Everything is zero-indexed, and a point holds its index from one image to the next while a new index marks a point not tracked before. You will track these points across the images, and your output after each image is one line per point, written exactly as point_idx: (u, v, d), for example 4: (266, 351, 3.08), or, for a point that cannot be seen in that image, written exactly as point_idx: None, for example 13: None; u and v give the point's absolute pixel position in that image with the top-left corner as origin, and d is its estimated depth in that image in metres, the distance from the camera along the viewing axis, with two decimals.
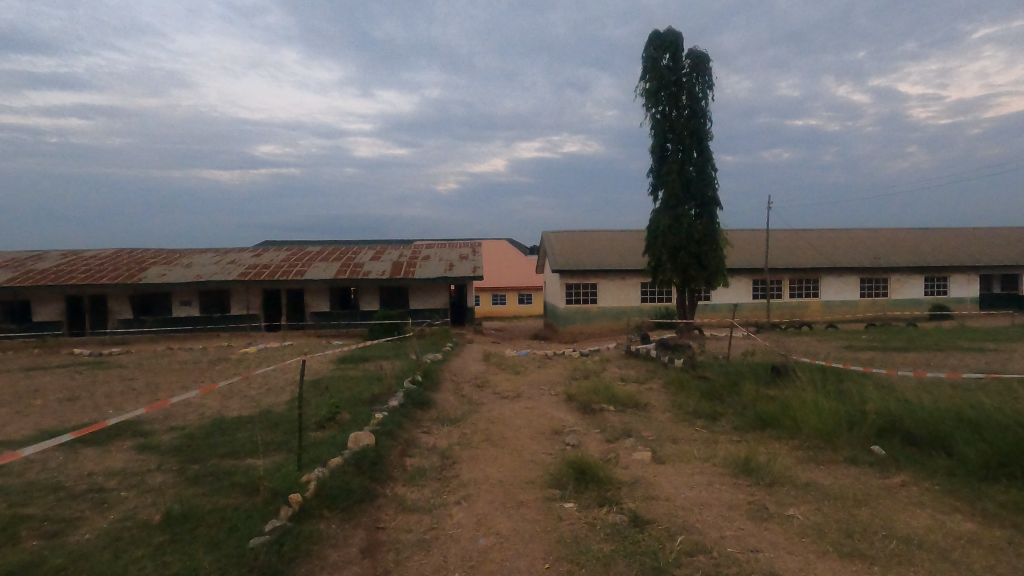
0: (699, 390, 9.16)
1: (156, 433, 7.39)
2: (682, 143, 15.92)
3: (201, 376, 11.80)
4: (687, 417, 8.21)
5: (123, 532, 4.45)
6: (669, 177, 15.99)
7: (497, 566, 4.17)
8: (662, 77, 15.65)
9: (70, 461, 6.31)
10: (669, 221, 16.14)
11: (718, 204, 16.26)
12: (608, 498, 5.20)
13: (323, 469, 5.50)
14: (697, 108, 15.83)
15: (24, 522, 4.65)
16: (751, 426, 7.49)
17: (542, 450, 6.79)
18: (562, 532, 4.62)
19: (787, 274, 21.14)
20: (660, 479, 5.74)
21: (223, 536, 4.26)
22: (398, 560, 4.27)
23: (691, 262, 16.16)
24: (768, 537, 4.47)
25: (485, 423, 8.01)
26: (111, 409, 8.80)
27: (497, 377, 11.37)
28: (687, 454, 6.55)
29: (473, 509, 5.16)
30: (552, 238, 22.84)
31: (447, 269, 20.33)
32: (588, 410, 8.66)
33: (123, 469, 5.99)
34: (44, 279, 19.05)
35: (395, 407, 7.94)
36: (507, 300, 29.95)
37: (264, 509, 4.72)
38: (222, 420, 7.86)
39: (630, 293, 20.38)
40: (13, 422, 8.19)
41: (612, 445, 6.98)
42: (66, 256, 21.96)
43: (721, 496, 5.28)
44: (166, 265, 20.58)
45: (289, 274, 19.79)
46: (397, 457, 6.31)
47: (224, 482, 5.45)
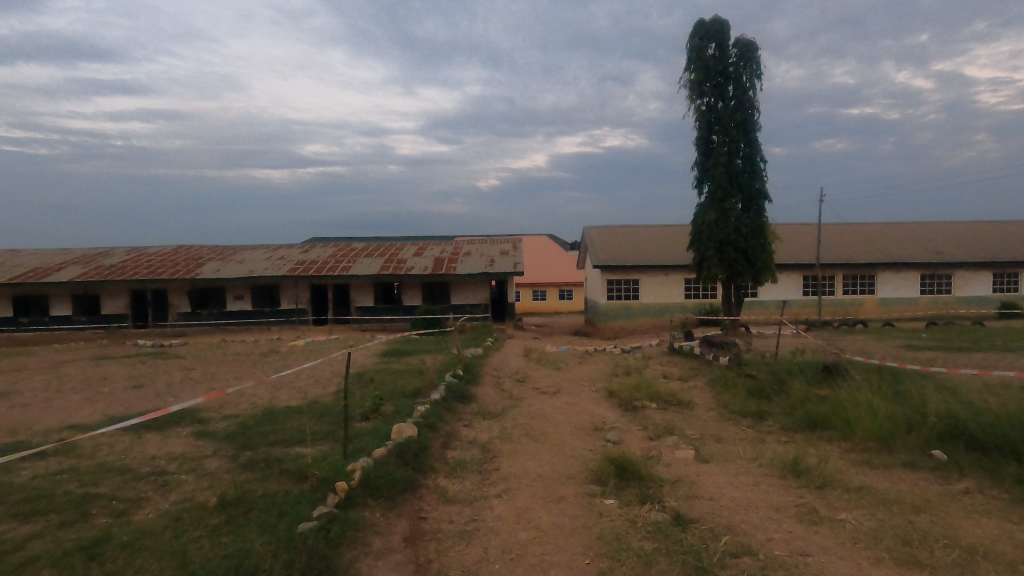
0: (745, 388, 8.91)
1: (211, 421, 7.76)
2: (729, 134, 15.43)
3: (253, 368, 12.26)
4: (732, 416, 8.01)
5: (181, 513, 4.69)
6: (715, 170, 15.54)
7: (537, 559, 4.19)
8: (707, 67, 15.22)
9: (134, 445, 6.68)
10: (715, 216, 15.70)
11: (766, 197, 15.77)
12: (650, 496, 5.14)
13: (368, 458, 5.65)
14: (744, 98, 15.34)
15: (95, 501, 4.98)
16: (800, 427, 7.24)
17: (583, 446, 6.77)
18: (603, 528, 4.60)
19: (841, 270, 20.26)
20: (703, 479, 5.62)
21: (274, 520, 4.43)
22: (439, 550, 4.35)
23: (738, 257, 15.70)
24: (819, 542, 4.31)
25: (524, 417, 8.05)
26: (172, 398, 9.30)
27: (537, 373, 11.40)
28: (733, 454, 6.39)
29: (514, 502, 5.19)
30: (594, 234, 22.67)
31: (488, 265, 20.47)
32: (629, 407, 8.56)
33: (182, 454, 6.32)
34: (111, 274, 20.24)
35: (437, 401, 8.06)
36: (548, 296, 29.89)
37: (312, 496, 4.89)
38: (272, 410, 8.18)
39: (673, 290, 20.00)
40: (85, 408, 8.76)
41: (655, 443, 6.88)
42: (131, 253, 23.28)
43: (768, 498, 5.13)
44: (220, 262, 21.50)
45: (336, 270, 20.33)
46: (439, 450, 6.42)
47: (274, 469, 5.67)
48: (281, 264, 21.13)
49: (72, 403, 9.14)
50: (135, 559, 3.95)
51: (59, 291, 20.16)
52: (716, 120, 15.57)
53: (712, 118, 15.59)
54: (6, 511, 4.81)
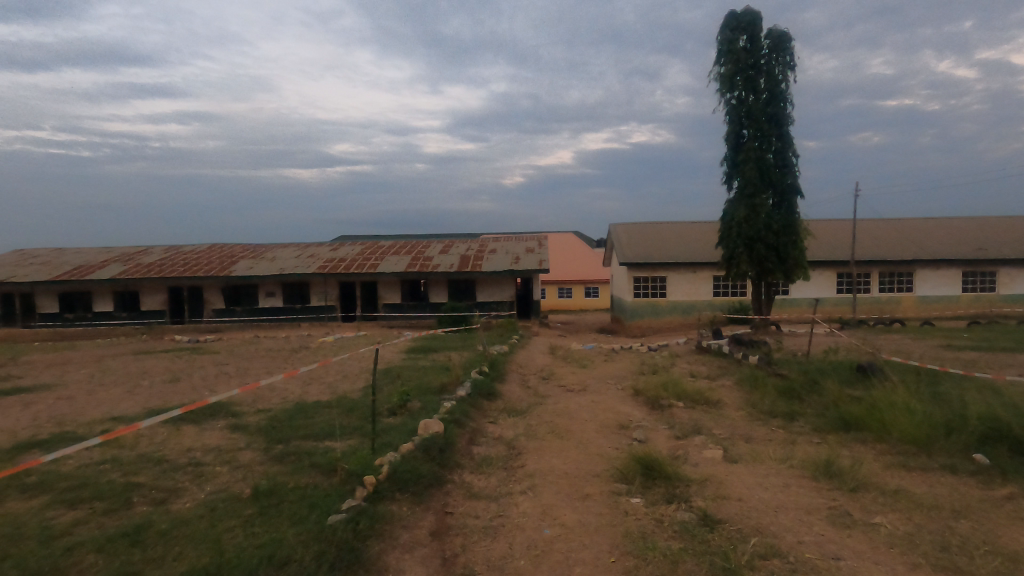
0: (776, 387, 8.73)
1: (245, 414, 7.99)
2: (760, 129, 15.11)
3: (284, 363, 12.54)
4: (762, 416, 7.87)
5: (216, 504, 4.84)
6: (745, 165, 15.25)
7: (562, 556, 4.20)
8: (738, 59, 14.92)
9: (172, 437, 6.92)
10: (746, 212, 15.41)
11: (799, 192, 15.41)
12: (676, 495, 5.09)
13: (395, 453, 5.74)
14: (777, 91, 14.99)
15: (136, 490, 5.18)
16: (833, 428, 7.06)
17: (608, 444, 6.74)
18: (629, 527, 4.57)
19: (877, 267, 19.65)
20: (731, 479, 5.54)
21: (305, 512, 4.54)
22: (465, 544, 4.40)
23: (769, 254, 15.37)
24: (852, 546, 4.21)
25: (550, 415, 8.04)
26: (207, 392, 9.59)
27: (563, 370, 11.40)
28: (762, 454, 6.28)
29: (538, 499, 5.20)
30: (620, 231, 22.48)
31: (514, 262, 20.50)
32: (656, 405, 8.48)
33: (217, 446, 6.53)
34: (150, 271, 20.94)
35: (463, 397, 8.13)
36: (573, 293, 29.79)
37: (341, 489, 4.99)
38: (303, 404, 8.37)
39: (701, 287, 19.71)
40: (126, 400, 9.11)
41: (681, 442, 6.80)
42: (169, 251, 24.03)
43: (798, 500, 5.02)
44: (253, 259, 22.04)
45: (363, 267, 20.66)
46: (465, 445, 6.48)
47: (305, 462, 5.81)
48: (311, 261, 21.54)
49: (113, 395, 9.50)
50: (173, 546, 4.10)
51: (101, 287, 20.97)
52: (747, 114, 15.25)
53: (743, 112, 15.28)
54: (54, 498, 5.04)
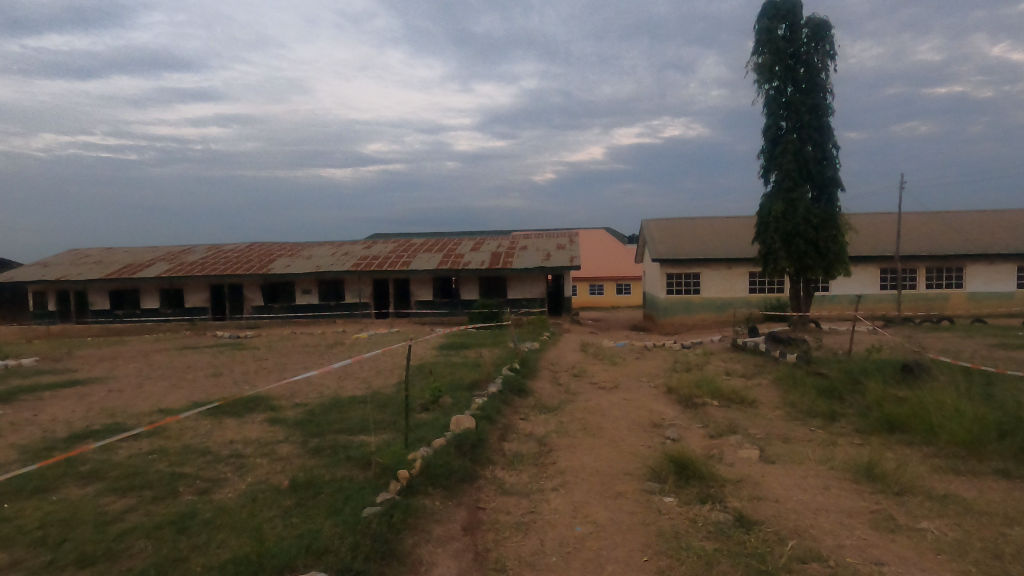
0: (815, 387, 8.47)
1: (283, 408, 8.22)
2: (799, 120, 14.68)
3: (321, 359, 12.84)
4: (801, 415, 7.66)
5: (256, 494, 4.99)
6: (784, 158, 14.84)
7: (594, 554, 4.18)
8: (777, 49, 14.49)
9: (215, 429, 7.18)
10: (783, 206, 14.99)
11: (840, 185, 14.90)
12: (711, 495, 5.00)
13: (427, 449, 5.81)
14: (816, 81, 14.53)
15: (182, 479, 5.40)
16: (876, 429, 6.82)
17: (641, 443, 6.68)
18: (662, 526, 4.52)
19: (924, 262, 18.85)
20: (768, 480, 5.42)
21: (341, 504, 4.65)
22: (497, 540, 4.43)
23: (808, 249, 14.91)
24: (896, 551, 4.06)
25: (581, 412, 8.01)
26: (247, 386, 9.91)
27: (594, 368, 11.34)
28: (801, 455, 6.12)
29: (570, 497, 5.19)
30: (652, 227, 22.18)
31: (545, 259, 20.46)
32: (689, 404, 8.35)
33: (257, 439, 6.74)
34: (193, 270, 21.73)
35: (494, 393, 8.18)
36: (605, 290, 29.55)
37: (375, 483, 5.08)
38: (339, 399, 8.57)
39: (737, 284, 19.30)
40: (171, 394, 9.49)
41: (716, 441, 6.68)
42: (211, 250, 24.86)
43: (839, 502, 4.87)
44: (290, 258, 22.63)
45: (396, 265, 20.97)
46: (497, 442, 6.52)
47: (341, 455, 5.95)
48: (346, 260, 21.97)
49: (160, 389, 9.91)
50: (217, 534, 4.26)
51: (148, 285, 21.85)
52: (786, 104, 14.81)
53: (781, 103, 14.84)
54: (107, 485, 5.30)
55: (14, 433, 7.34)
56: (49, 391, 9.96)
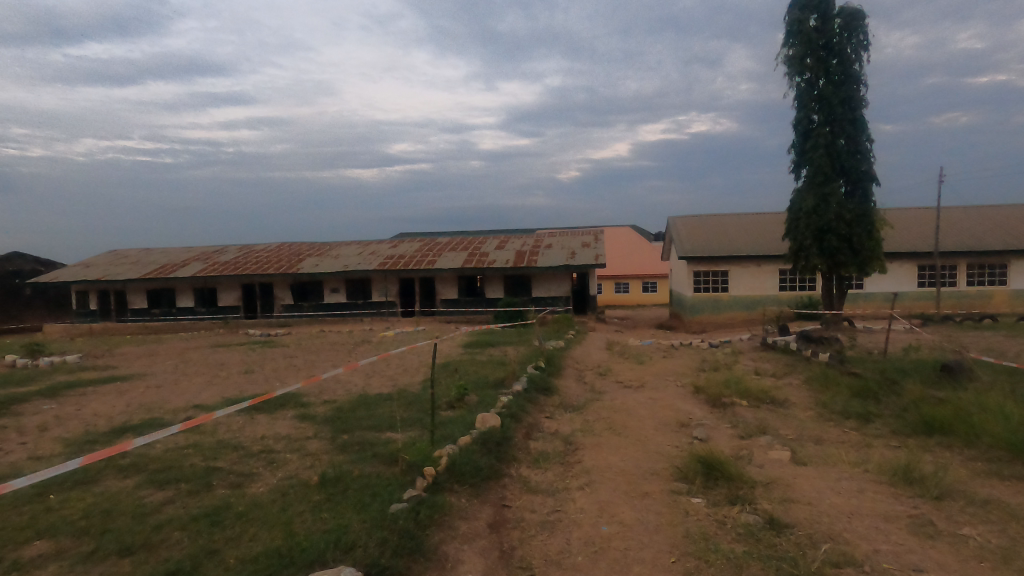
0: (849, 387, 8.24)
1: (313, 405, 8.38)
2: (831, 113, 14.30)
3: (348, 357, 13.03)
4: (834, 416, 7.47)
5: (286, 489, 5.10)
6: (815, 152, 14.48)
7: (620, 554, 4.16)
8: (809, 40, 14.13)
9: (246, 425, 7.35)
10: (815, 201, 14.62)
11: (875, 179, 14.47)
12: (740, 497, 4.91)
13: (453, 446, 5.85)
14: (849, 72, 14.12)
15: (216, 473, 5.56)
16: (913, 431, 6.61)
17: (668, 443, 6.60)
18: (690, 528, 4.46)
19: (965, 259, 18.16)
20: (800, 482, 5.29)
21: (369, 500, 4.71)
22: (522, 537, 4.44)
23: (841, 245, 14.50)
24: (935, 558, 3.93)
25: (607, 411, 7.96)
26: (277, 383, 10.13)
27: (620, 366, 11.24)
28: (834, 457, 5.96)
29: (595, 496, 5.16)
30: (679, 224, 21.87)
31: (570, 257, 20.39)
32: (717, 403, 8.21)
33: (287, 435, 6.88)
34: (226, 269, 22.27)
35: (520, 392, 8.18)
36: (631, 288, 29.28)
37: (401, 479, 5.13)
38: (366, 396, 8.70)
39: (766, 281, 18.91)
40: (205, 390, 9.75)
41: (745, 442, 6.56)
42: (242, 250, 25.46)
43: (875, 506, 4.73)
44: (318, 257, 23.02)
45: (421, 264, 21.15)
46: (522, 440, 6.52)
47: (368, 452, 6.02)
48: (372, 259, 22.25)
49: (195, 385, 10.20)
50: (249, 528, 4.36)
51: (183, 285, 22.50)
52: (818, 97, 14.43)
53: (813, 96, 14.47)
54: (145, 478, 5.49)
55: (59, 426, 7.65)
56: (91, 386, 10.36)
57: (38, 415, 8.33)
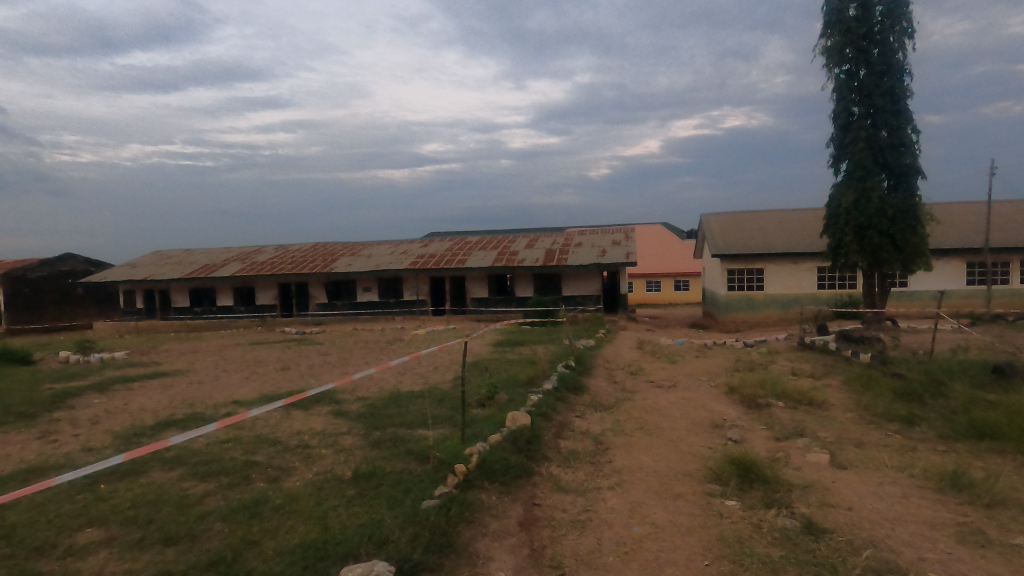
0: (892, 389, 7.95)
1: (346, 401, 8.55)
2: (873, 104, 13.79)
3: (380, 354, 13.23)
4: (876, 419, 7.22)
5: (321, 484, 5.22)
6: (855, 146, 13.99)
7: (652, 555, 4.11)
8: (848, 30, 13.65)
9: (283, 421, 7.55)
10: (855, 196, 14.13)
11: (920, 173, 13.91)
12: (777, 500, 4.79)
13: (483, 444, 5.88)
14: (892, 61, 13.59)
15: (255, 467, 5.73)
16: (961, 435, 6.33)
17: (701, 443, 6.49)
18: (724, 530, 4.38)
19: (1018, 255, 17.29)
20: (840, 486, 5.13)
21: (401, 496, 4.78)
22: (552, 536, 4.43)
23: (884, 242, 13.97)
24: (986, 568, 3.76)
25: (639, 411, 7.87)
26: (313, 380, 10.37)
27: (651, 365, 11.12)
28: (876, 461, 5.76)
29: (626, 496, 5.12)
30: (712, 221, 21.47)
31: (600, 256, 20.24)
32: (753, 404, 8.01)
33: (322, 430, 7.03)
34: (263, 269, 22.88)
35: (550, 391, 8.15)
36: (662, 287, 28.89)
37: (433, 476, 5.18)
38: (398, 394, 8.82)
39: (804, 279, 18.40)
40: (244, 386, 10.06)
41: (782, 444, 6.40)
42: (279, 250, 26.12)
43: (919, 513, 4.56)
44: (351, 257, 23.42)
45: (452, 263, 21.32)
46: (552, 439, 6.50)
47: (400, 449, 6.11)
48: (404, 258, 22.53)
49: (234, 381, 10.52)
50: (286, 521, 4.47)
51: (223, 284, 23.23)
52: (857, 89, 13.95)
53: (852, 87, 14.00)
54: (188, 470, 5.70)
55: (108, 419, 8.01)
56: (138, 382, 10.81)
57: (89, 409, 8.74)
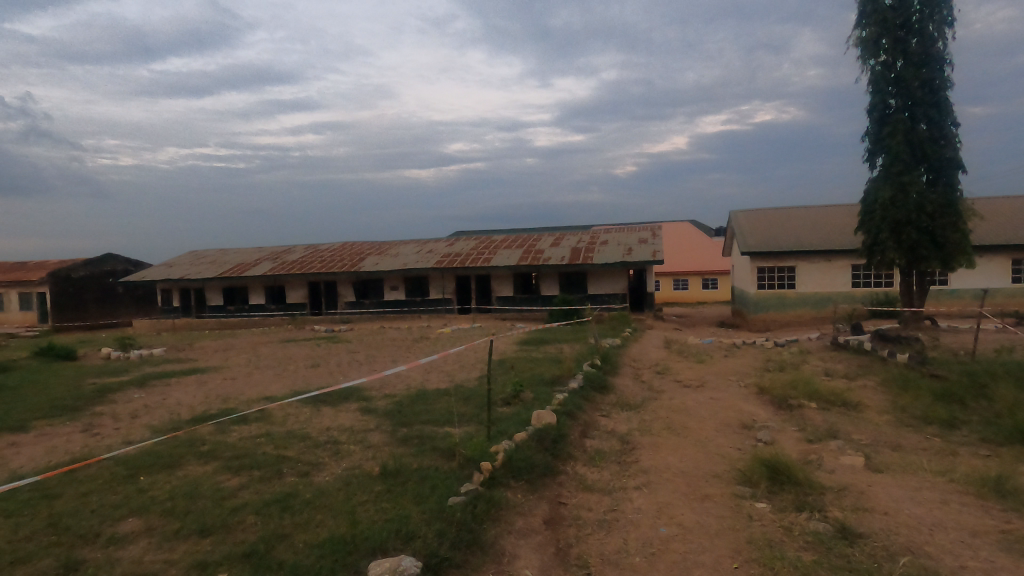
0: (931, 391, 7.69)
1: (374, 398, 8.67)
2: (911, 96, 13.34)
3: (407, 352, 13.38)
4: (914, 421, 6.99)
5: (350, 479, 5.31)
6: (892, 139, 13.54)
7: (680, 557, 4.07)
8: (885, 19, 13.22)
9: (313, 417, 7.70)
10: (892, 192, 13.68)
11: (961, 166, 13.40)
12: (809, 503, 4.68)
13: (509, 442, 5.89)
14: (931, 51, 13.12)
15: (286, 462, 5.86)
16: (1005, 439, 6.08)
17: (730, 444, 6.38)
18: (753, 533, 4.30)
19: None
20: (875, 490, 4.98)
21: (427, 492, 4.83)
22: (578, 536, 4.42)
23: (922, 239, 13.50)
24: None
25: (665, 411, 7.77)
26: (342, 377, 10.56)
27: (678, 365, 10.99)
28: (914, 464, 5.58)
29: (653, 497, 5.08)
30: (741, 218, 21.07)
31: (626, 254, 20.07)
32: (783, 405, 7.84)
33: (350, 427, 7.15)
34: (293, 268, 23.35)
35: (575, 390, 8.13)
36: (690, 285, 28.51)
37: (459, 473, 5.22)
38: (424, 391, 8.91)
39: (837, 277, 17.92)
40: (275, 382, 10.29)
41: (814, 446, 6.25)
42: (308, 250, 26.64)
43: (961, 519, 4.40)
44: (379, 256, 23.72)
45: (477, 261, 21.41)
46: (578, 437, 6.48)
47: (427, 445, 6.18)
48: (430, 257, 22.73)
49: (266, 378, 10.78)
50: (317, 514, 4.57)
51: (254, 283, 23.80)
52: (895, 81, 13.51)
53: (889, 79, 13.55)
54: (222, 464, 5.86)
55: (147, 414, 8.30)
56: (175, 377, 11.17)
57: (129, 403, 9.07)
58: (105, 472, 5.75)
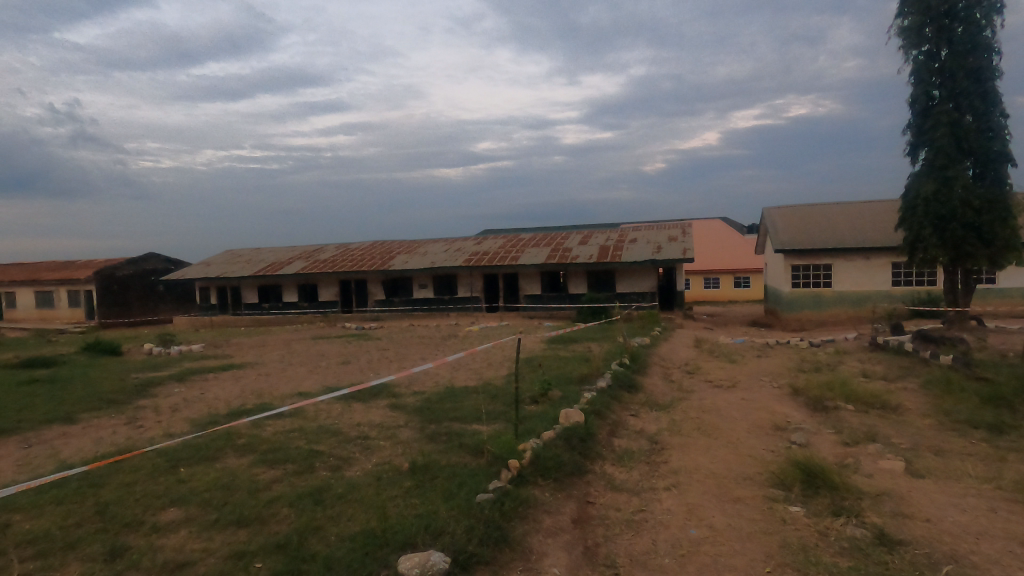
0: (978, 394, 7.37)
1: (403, 395, 8.79)
2: (956, 86, 12.81)
3: (436, 350, 13.50)
4: (959, 425, 6.71)
5: (380, 474, 5.39)
6: (936, 132, 13.03)
7: (710, 559, 4.01)
8: (928, 7, 12.72)
9: (344, 413, 7.85)
10: (935, 186, 13.16)
11: (1011, 159, 12.81)
12: (846, 508, 4.55)
13: (537, 440, 5.89)
14: (978, 39, 12.57)
15: (318, 456, 5.99)
16: None
17: (763, 446, 6.25)
18: (787, 537, 4.21)
19: None
20: (916, 496, 4.81)
21: (455, 489, 4.87)
22: (607, 535, 4.40)
23: (968, 235, 12.95)
24: None
25: (695, 411, 7.66)
26: (372, 374, 10.72)
27: (710, 364, 10.80)
28: (958, 470, 5.37)
29: (683, 498, 5.01)
30: (775, 215, 20.58)
31: (655, 252, 19.82)
32: (819, 406, 7.64)
33: (380, 423, 7.27)
34: (325, 266, 23.82)
35: (604, 389, 8.08)
36: (721, 284, 27.97)
37: (487, 470, 5.26)
38: (453, 389, 8.98)
39: (876, 275, 17.34)
40: (307, 378, 10.53)
41: (851, 449, 6.07)
42: (340, 249, 27.14)
43: (1009, 528, 4.21)
44: (408, 255, 24.00)
45: (505, 260, 21.44)
46: (606, 437, 6.45)
47: (455, 442, 6.23)
48: (458, 255, 22.88)
49: (299, 374, 11.03)
50: (348, 508, 4.66)
51: (288, 281, 24.36)
52: (939, 71, 12.99)
53: (933, 69, 13.04)
54: (258, 457, 6.03)
55: (187, 408, 8.59)
56: (212, 372, 11.53)
57: (170, 397, 9.41)
58: (148, 463, 5.98)
